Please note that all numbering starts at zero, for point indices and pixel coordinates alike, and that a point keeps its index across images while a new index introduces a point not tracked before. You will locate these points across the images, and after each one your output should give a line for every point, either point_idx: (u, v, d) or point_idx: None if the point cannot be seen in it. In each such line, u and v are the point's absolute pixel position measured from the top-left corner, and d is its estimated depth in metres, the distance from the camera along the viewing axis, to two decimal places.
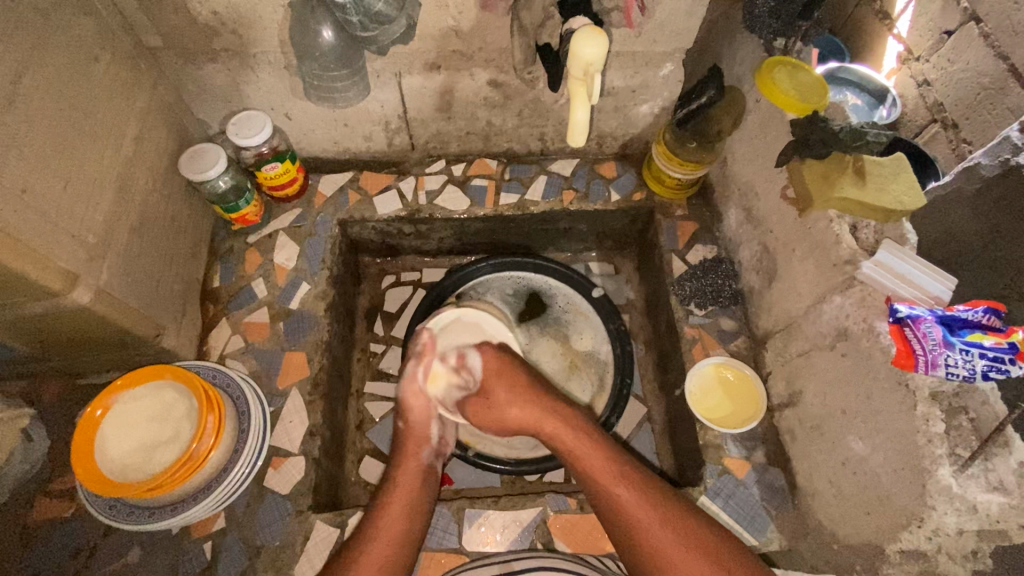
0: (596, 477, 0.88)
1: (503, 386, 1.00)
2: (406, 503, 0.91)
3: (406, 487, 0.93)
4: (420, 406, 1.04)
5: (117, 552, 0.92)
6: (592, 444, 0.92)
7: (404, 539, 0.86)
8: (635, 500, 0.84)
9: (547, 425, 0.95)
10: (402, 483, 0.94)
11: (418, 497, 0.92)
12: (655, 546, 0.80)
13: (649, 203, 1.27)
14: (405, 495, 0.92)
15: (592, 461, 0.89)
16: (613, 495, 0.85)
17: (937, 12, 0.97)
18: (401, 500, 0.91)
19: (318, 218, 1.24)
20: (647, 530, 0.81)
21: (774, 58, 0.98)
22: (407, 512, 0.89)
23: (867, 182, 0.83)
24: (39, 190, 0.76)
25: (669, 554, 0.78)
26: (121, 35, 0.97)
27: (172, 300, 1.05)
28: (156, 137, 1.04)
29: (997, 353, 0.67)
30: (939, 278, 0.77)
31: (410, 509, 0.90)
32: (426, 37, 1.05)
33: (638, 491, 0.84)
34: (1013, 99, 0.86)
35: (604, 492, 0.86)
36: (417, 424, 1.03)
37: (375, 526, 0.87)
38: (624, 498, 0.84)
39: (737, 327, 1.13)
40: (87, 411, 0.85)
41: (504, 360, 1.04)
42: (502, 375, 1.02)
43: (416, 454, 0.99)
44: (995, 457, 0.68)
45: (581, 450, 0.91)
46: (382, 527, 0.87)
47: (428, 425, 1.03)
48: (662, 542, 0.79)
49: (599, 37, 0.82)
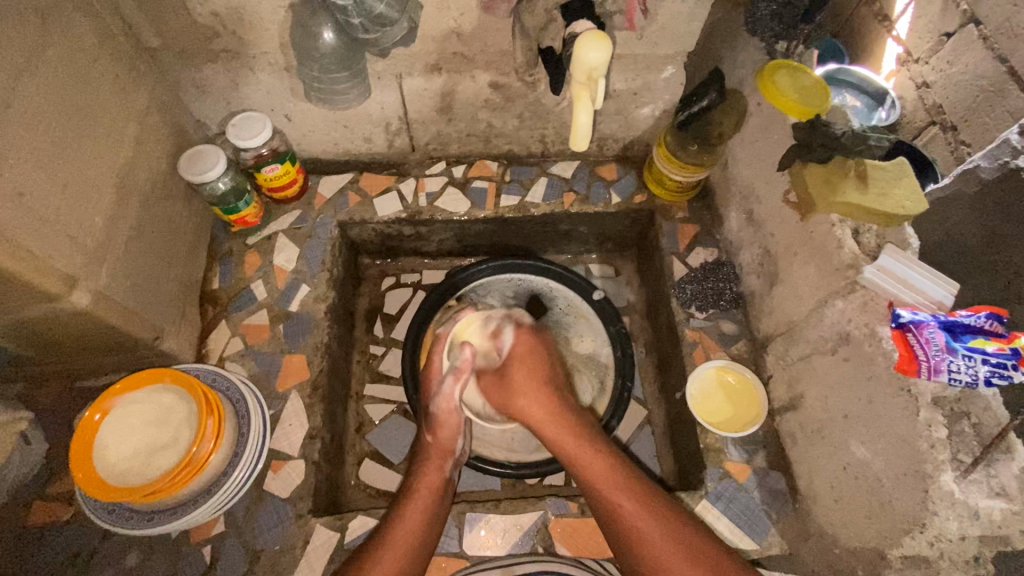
0: (608, 489, 0.86)
1: (521, 371, 0.96)
2: (422, 514, 0.90)
3: (426, 498, 0.93)
4: (445, 418, 1.02)
5: (116, 556, 0.92)
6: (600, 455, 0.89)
7: (414, 554, 0.85)
8: (645, 514, 0.83)
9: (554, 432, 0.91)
10: (421, 493, 0.93)
11: (436, 508, 0.92)
12: (656, 556, 0.80)
13: (650, 205, 1.27)
14: (422, 507, 0.91)
15: (606, 474, 0.87)
16: (614, 505, 0.85)
17: (937, 14, 0.97)
18: (415, 510, 0.90)
19: (318, 220, 1.24)
20: (650, 542, 0.81)
21: (774, 61, 0.98)
22: (422, 518, 0.90)
23: (870, 185, 0.83)
24: (37, 192, 0.75)
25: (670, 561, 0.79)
26: (120, 36, 0.96)
27: (171, 303, 1.05)
28: (156, 139, 1.04)
29: (999, 359, 0.67)
30: (942, 283, 0.77)
31: (424, 518, 0.90)
32: (427, 39, 1.05)
33: (641, 502, 0.84)
34: (1013, 101, 0.85)
35: (609, 503, 0.85)
36: (443, 434, 1.02)
37: (386, 534, 0.87)
38: (631, 511, 0.83)
39: (738, 330, 1.13)
40: (85, 416, 0.85)
41: (536, 348, 1.01)
42: (527, 366, 0.97)
43: (438, 466, 0.99)
44: (997, 462, 0.69)
45: (589, 461, 0.88)
46: (395, 536, 0.86)
47: (454, 438, 1.02)
48: (665, 551, 0.79)
49: (602, 41, 0.82)
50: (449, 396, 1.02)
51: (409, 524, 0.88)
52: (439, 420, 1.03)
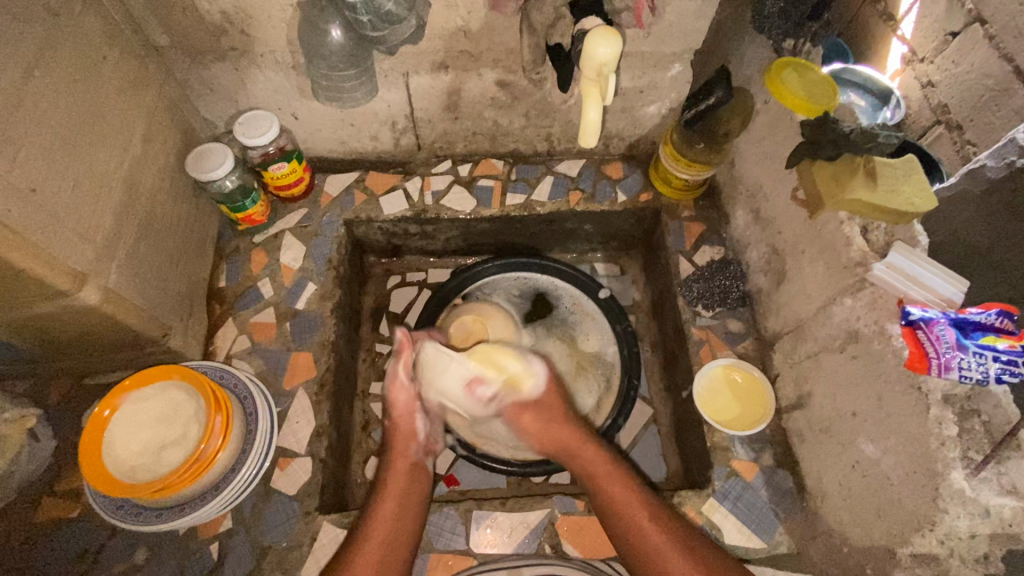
0: (629, 506, 0.87)
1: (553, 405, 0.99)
2: (400, 503, 0.90)
3: (396, 488, 0.92)
4: (403, 402, 1.00)
5: (123, 553, 0.92)
6: (618, 477, 0.91)
7: (394, 542, 0.85)
8: (656, 526, 0.84)
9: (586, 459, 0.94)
10: (393, 483, 0.93)
11: (410, 494, 0.92)
12: (650, 546, 0.83)
13: (656, 204, 1.27)
14: (395, 496, 0.91)
15: (624, 492, 0.89)
16: (619, 498, 0.89)
17: (942, 12, 0.97)
18: (390, 502, 0.90)
19: (324, 218, 1.24)
20: (661, 554, 0.82)
21: (783, 58, 0.99)
22: (398, 508, 0.90)
23: (879, 183, 0.82)
24: (48, 189, 0.76)
25: (662, 545, 0.83)
26: (129, 34, 0.97)
27: (179, 300, 1.05)
28: (164, 136, 1.04)
29: (1010, 355, 0.67)
30: (951, 280, 0.76)
31: (399, 509, 0.90)
32: (434, 37, 1.05)
33: (654, 517, 0.86)
34: (1018, 100, 0.86)
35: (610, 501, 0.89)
36: (402, 421, 1.00)
37: (367, 524, 0.87)
38: (648, 526, 0.85)
39: (745, 328, 1.13)
40: (95, 411, 0.85)
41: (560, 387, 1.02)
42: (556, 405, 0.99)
43: (403, 452, 0.97)
44: (1008, 460, 0.68)
45: (609, 481, 0.91)
46: (375, 528, 0.86)
47: (412, 420, 1.00)
48: (660, 542, 0.83)
49: (613, 37, 0.82)
50: (397, 376, 1.00)
51: (386, 516, 0.88)
52: (393, 403, 1.00)
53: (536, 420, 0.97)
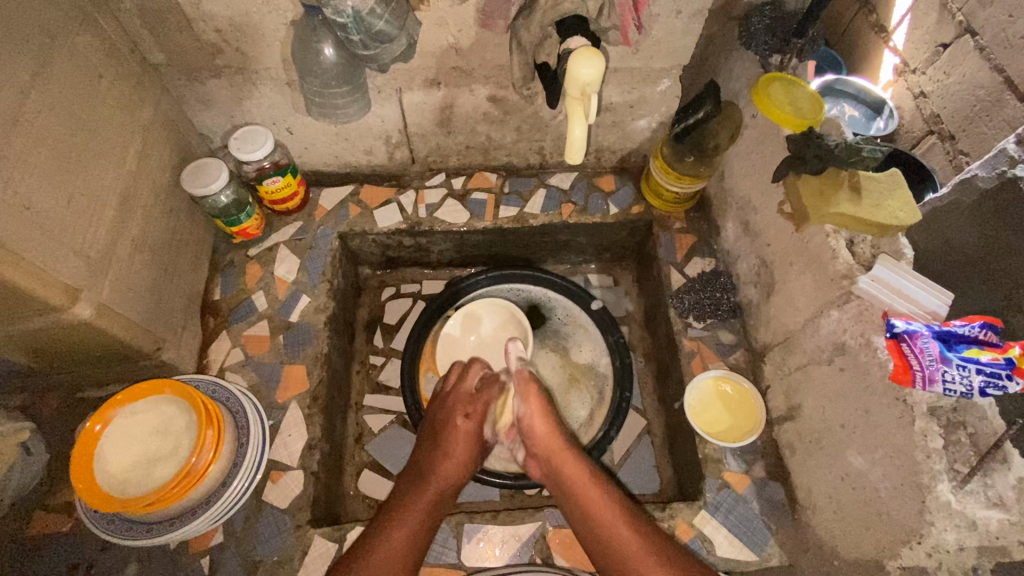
0: (606, 515, 0.89)
1: (548, 418, 1.02)
2: (422, 516, 0.89)
3: (423, 503, 0.91)
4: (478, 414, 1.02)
5: (115, 567, 0.92)
6: (597, 488, 0.93)
7: (412, 543, 0.85)
8: (638, 540, 0.85)
9: (569, 472, 0.95)
10: (422, 497, 0.92)
11: (431, 511, 0.91)
12: (629, 549, 0.84)
13: (647, 215, 1.28)
14: (422, 508, 0.90)
15: (605, 507, 0.90)
16: (596, 507, 0.90)
17: (933, 24, 1.02)
18: (414, 515, 0.88)
19: (319, 231, 1.25)
20: (641, 559, 0.82)
21: (761, 85, 0.98)
22: (421, 524, 0.88)
23: (863, 198, 0.84)
24: (43, 206, 0.77)
25: (640, 555, 0.83)
26: (126, 53, 0.98)
27: (173, 314, 1.06)
28: (158, 153, 1.05)
29: (994, 368, 0.67)
30: (937, 293, 0.78)
31: (421, 526, 0.88)
32: (426, 54, 1.06)
33: (635, 527, 0.86)
34: (1010, 111, 0.89)
35: (593, 517, 0.89)
36: (455, 439, 0.99)
37: (386, 528, 0.86)
38: (625, 535, 0.86)
39: (736, 339, 1.13)
40: (86, 426, 0.85)
41: (550, 407, 1.04)
42: (549, 424, 1.01)
43: (444, 469, 0.96)
44: (993, 472, 0.68)
45: (590, 492, 0.92)
46: (392, 533, 0.85)
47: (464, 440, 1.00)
48: (643, 552, 0.83)
49: (595, 57, 0.83)
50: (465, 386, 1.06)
51: (407, 523, 0.87)
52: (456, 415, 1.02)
53: (543, 428, 1.01)
